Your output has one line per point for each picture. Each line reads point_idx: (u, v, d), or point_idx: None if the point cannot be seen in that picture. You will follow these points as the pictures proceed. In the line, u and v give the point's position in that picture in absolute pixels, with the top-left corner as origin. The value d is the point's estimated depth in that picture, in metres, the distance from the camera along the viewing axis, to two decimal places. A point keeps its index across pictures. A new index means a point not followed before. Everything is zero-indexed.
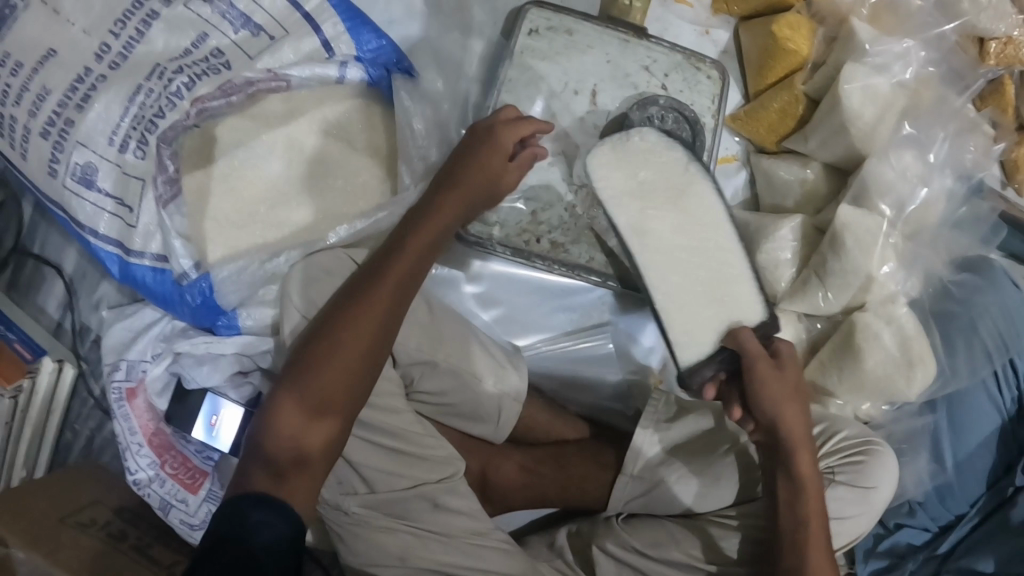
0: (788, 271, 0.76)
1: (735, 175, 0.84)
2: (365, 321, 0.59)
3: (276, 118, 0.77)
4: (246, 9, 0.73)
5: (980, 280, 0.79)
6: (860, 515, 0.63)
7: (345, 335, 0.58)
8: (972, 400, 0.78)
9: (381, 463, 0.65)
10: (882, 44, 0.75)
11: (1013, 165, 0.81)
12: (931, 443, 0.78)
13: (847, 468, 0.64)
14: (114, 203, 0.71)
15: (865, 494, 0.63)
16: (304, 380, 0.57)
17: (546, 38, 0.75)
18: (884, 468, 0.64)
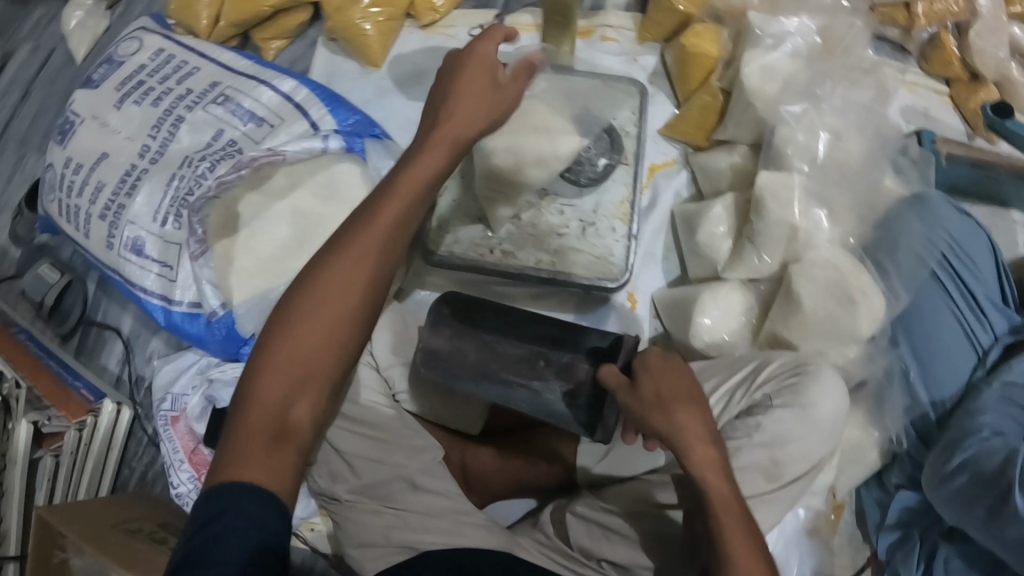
0: (724, 244, 0.84)
1: (678, 175, 0.93)
2: (344, 289, 0.56)
3: (281, 190, 0.94)
4: (250, 107, 0.96)
5: (914, 211, 0.83)
6: (804, 435, 0.70)
7: (321, 302, 0.56)
8: (926, 319, 0.82)
9: (363, 448, 0.74)
10: (773, 26, 0.85)
11: (972, 114, 1.03)
12: (903, 383, 0.83)
13: (785, 393, 0.71)
14: (159, 266, 0.92)
15: (806, 411, 0.70)
16: (283, 340, 0.55)
17: None
18: (819, 387, 0.71)
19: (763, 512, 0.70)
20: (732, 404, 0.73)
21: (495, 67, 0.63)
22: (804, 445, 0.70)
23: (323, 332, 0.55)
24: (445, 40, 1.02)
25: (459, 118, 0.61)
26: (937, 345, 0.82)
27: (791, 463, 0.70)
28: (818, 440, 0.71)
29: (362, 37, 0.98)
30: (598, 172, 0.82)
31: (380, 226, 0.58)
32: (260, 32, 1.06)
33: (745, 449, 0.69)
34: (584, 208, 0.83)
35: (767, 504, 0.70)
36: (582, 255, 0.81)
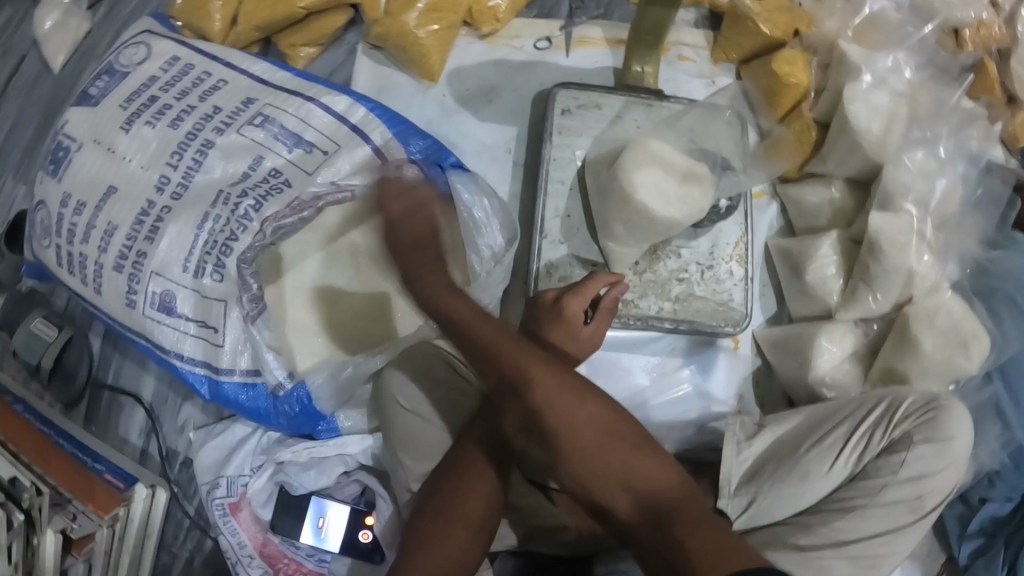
0: (836, 284, 0.81)
1: (767, 209, 0.90)
2: (483, 465, 0.64)
3: (337, 228, 0.83)
4: (297, 129, 0.82)
5: (1008, 250, 0.84)
6: (941, 469, 0.70)
7: (451, 519, 0.61)
8: None
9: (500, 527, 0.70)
10: (872, 63, 0.83)
11: (1012, 138, 0.91)
12: (994, 413, 0.85)
13: (923, 429, 0.71)
14: (197, 324, 0.78)
15: (945, 446, 0.70)
16: (416, 555, 0.59)
17: (578, 116, 0.80)
18: (955, 421, 0.71)
19: (901, 546, 0.69)
20: (872, 443, 0.72)
21: (581, 323, 0.63)
22: (942, 479, 0.71)
23: (451, 551, 0.59)
24: (510, 53, 0.90)
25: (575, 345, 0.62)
26: None
27: (933, 495, 0.70)
28: (952, 473, 0.71)
29: (417, 44, 0.86)
30: (720, 215, 0.77)
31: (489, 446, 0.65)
32: (287, 37, 0.91)
33: (891, 487, 0.70)
34: (699, 250, 0.77)
35: (906, 537, 0.70)
36: (703, 304, 0.75)
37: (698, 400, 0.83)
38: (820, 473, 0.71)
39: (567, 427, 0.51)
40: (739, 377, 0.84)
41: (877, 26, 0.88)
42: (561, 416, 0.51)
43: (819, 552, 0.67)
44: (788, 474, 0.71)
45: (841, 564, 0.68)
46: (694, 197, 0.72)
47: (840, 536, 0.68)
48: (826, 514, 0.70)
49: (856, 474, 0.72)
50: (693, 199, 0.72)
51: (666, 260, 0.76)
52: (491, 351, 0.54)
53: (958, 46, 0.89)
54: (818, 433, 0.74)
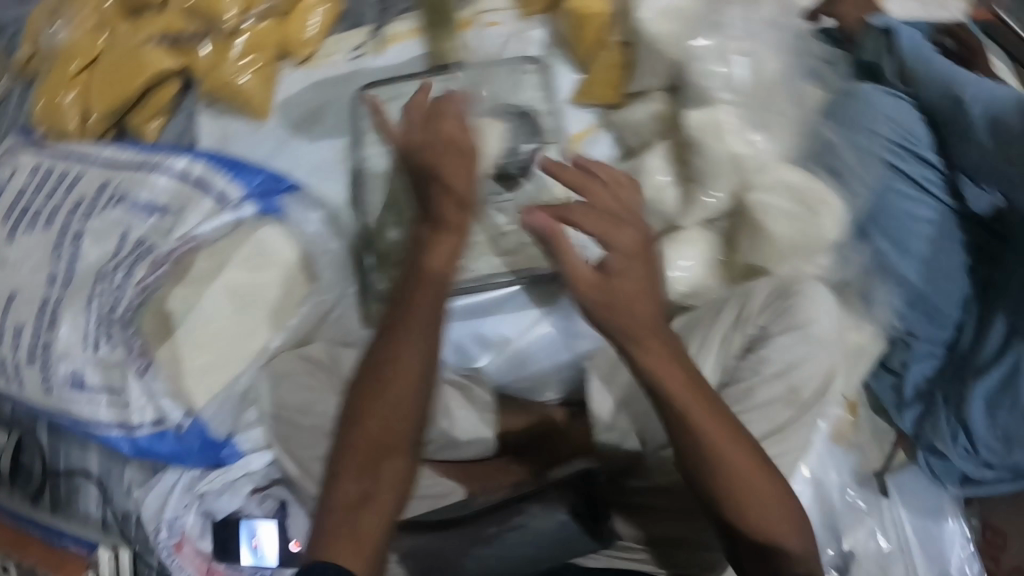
0: (672, 191, 0.81)
1: (600, 141, 0.88)
2: (406, 375, 0.69)
3: (207, 275, 0.87)
4: (149, 198, 0.89)
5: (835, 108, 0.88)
6: (806, 355, 0.71)
7: (380, 415, 0.67)
8: (893, 208, 0.86)
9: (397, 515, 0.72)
10: None
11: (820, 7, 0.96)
12: (882, 267, 0.86)
13: (779, 320, 0.73)
14: (107, 393, 0.86)
15: (804, 330, 0.72)
16: (356, 425, 0.67)
17: (388, 111, 0.84)
18: (811, 305, 0.73)
19: (794, 439, 0.69)
20: (732, 341, 0.75)
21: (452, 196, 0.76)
22: (818, 362, 0.71)
23: (390, 419, 0.67)
24: (331, 71, 0.96)
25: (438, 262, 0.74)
26: (903, 222, 0.85)
27: (810, 383, 0.70)
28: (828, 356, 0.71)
29: (242, 91, 0.93)
30: (526, 159, 0.79)
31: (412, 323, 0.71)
32: (135, 117, 0.98)
33: (761, 387, 0.70)
34: (522, 199, 0.80)
35: (797, 429, 0.70)
36: (540, 250, 0.79)
37: (567, 341, 0.80)
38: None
39: (678, 395, 0.61)
40: None
41: None
42: (689, 412, 0.61)
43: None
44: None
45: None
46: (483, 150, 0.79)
47: None
48: None
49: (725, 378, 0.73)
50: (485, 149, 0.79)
51: (491, 218, 0.79)
52: (625, 335, 0.61)
53: None
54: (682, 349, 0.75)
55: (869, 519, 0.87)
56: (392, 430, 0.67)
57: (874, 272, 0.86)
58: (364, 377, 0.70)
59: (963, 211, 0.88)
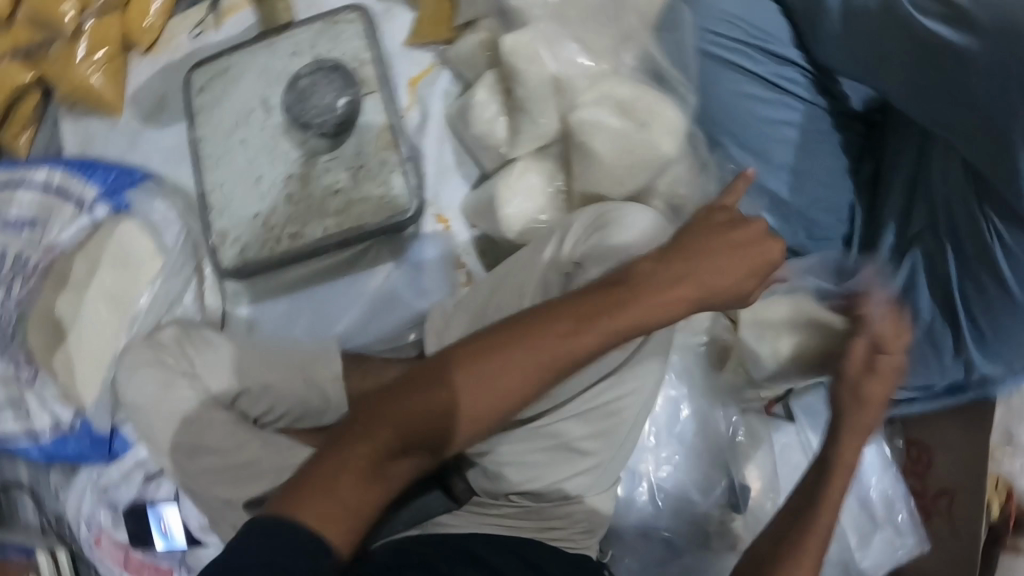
0: (501, 123, 0.76)
1: (440, 78, 0.84)
2: (582, 333, 0.54)
3: (84, 279, 0.90)
4: (18, 215, 0.89)
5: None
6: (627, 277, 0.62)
7: (462, 372, 0.52)
8: (747, 108, 0.74)
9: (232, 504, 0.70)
10: None
11: None
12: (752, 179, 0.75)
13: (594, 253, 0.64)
14: (9, 409, 0.87)
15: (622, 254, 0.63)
16: (422, 386, 0.52)
17: (212, 88, 0.82)
18: (625, 224, 0.65)
19: (629, 374, 0.68)
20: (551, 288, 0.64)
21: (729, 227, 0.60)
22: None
23: (434, 416, 0.51)
24: (172, 56, 0.94)
25: (714, 277, 0.58)
26: (763, 121, 0.74)
27: None
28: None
29: (93, 91, 0.92)
30: (341, 117, 0.75)
31: (628, 314, 0.55)
32: (3, 134, 0.97)
33: None
34: (346, 154, 0.76)
35: (630, 363, 0.68)
36: (364, 204, 0.75)
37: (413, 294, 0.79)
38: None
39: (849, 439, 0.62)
40: (451, 262, 0.79)
41: None
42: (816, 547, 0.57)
43: (543, 421, 0.68)
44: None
45: (574, 423, 0.68)
46: (293, 116, 0.77)
47: (553, 394, 0.67)
48: None
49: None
50: (291, 116, 0.77)
51: (314, 181, 0.76)
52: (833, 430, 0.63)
53: None
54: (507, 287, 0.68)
55: (761, 446, 0.81)
56: (471, 398, 0.52)
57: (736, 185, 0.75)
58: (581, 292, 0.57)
59: (836, 106, 0.77)
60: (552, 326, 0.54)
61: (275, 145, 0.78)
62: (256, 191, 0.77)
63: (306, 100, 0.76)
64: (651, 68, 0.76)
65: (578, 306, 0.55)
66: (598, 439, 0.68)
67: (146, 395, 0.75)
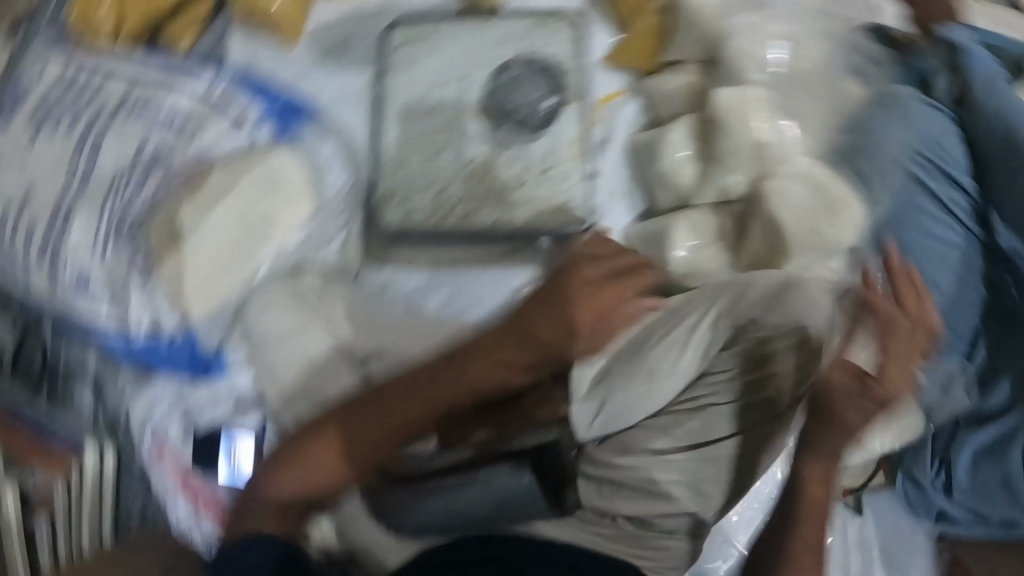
0: (690, 168, 0.81)
1: (625, 108, 0.87)
2: (546, 348, 0.62)
3: (217, 195, 0.85)
4: (171, 110, 0.88)
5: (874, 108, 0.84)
6: (801, 348, 0.71)
7: (380, 407, 0.64)
8: (915, 218, 0.81)
9: None
10: None
11: None
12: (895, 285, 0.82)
13: (777, 313, 0.71)
14: (109, 297, 0.87)
15: (797, 325, 0.71)
16: (368, 409, 0.63)
17: (414, 49, 0.82)
18: (807, 301, 0.71)
19: (764, 434, 0.71)
20: (719, 332, 0.72)
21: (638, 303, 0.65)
22: (796, 362, 0.71)
23: (413, 405, 0.63)
24: (365, 4, 0.95)
25: (598, 322, 0.62)
26: (923, 239, 0.80)
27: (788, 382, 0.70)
28: (807, 355, 0.71)
29: (273, 14, 0.92)
30: (543, 119, 0.78)
31: (579, 323, 0.61)
32: (170, 26, 0.97)
33: (739, 379, 0.72)
34: (532, 155, 0.77)
35: (768, 424, 0.71)
36: (543, 205, 0.76)
37: None
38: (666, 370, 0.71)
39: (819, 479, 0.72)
40: None
41: None
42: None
43: (678, 454, 0.71)
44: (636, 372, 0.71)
45: (703, 465, 0.71)
46: (495, 104, 0.78)
47: (695, 435, 0.71)
48: (677, 416, 0.72)
49: (702, 371, 0.72)
50: (495, 101, 0.78)
51: (500, 171, 0.77)
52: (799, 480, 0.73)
53: None
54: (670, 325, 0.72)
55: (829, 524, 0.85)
56: (447, 391, 0.63)
57: (883, 285, 0.82)
58: (502, 324, 0.65)
59: (990, 244, 0.83)
60: (583, 292, 0.62)
61: (468, 124, 0.79)
62: (438, 162, 0.78)
63: (516, 92, 0.78)
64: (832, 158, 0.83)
65: (599, 286, 0.62)
66: (720, 483, 0.71)
67: (283, 326, 0.75)
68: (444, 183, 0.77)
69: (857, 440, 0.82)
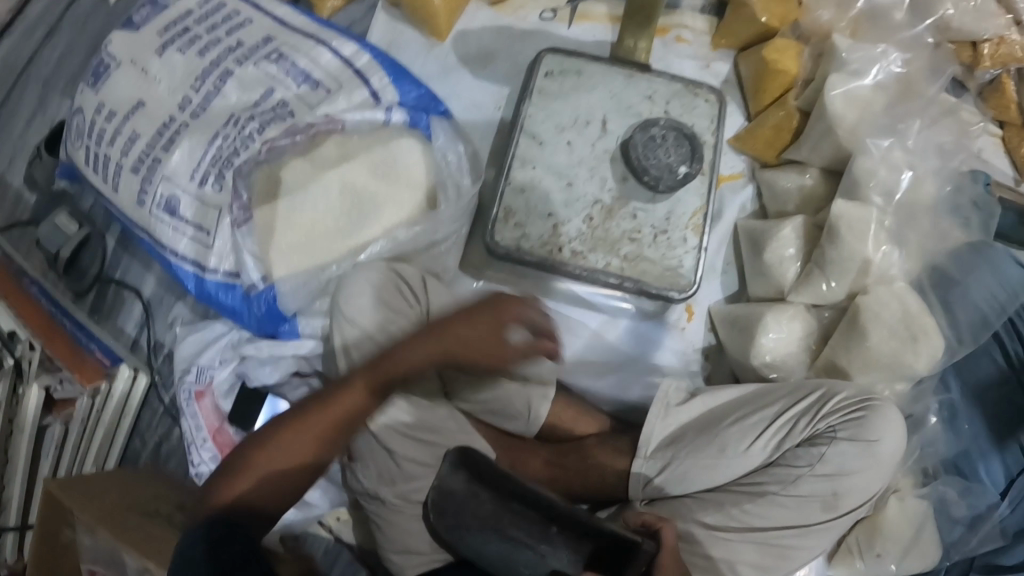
0: (792, 267, 0.84)
1: (743, 190, 0.91)
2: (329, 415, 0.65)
3: (329, 161, 0.86)
4: (306, 67, 0.88)
5: (977, 258, 0.85)
6: (864, 466, 0.72)
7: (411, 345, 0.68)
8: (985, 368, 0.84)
9: (412, 452, 0.73)
10: (857, 53, 0.85)
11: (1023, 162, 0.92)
12: (949, 423, 0.84)
13: (848, 426, 0.73)
14: (195, 229, 0.86)
15: (870, 446, 0.72)
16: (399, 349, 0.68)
17: (560, 80, 0.83)
18: (883, 422, 0.72)
19: (815, 541, 0.72)
20: (795, 432, 0.74)
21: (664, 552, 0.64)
22: (863, 479, 0.72)
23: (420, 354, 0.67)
24: (514, 22, 0.95)
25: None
26: None
27: (851, 496, 0.72)
28: (875, 477, 0.72)
29: (428, 7, 0.90)
30: (677, 180, 0.78)
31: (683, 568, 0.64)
32: None
33: (805, 479, 0.72)
34: (656, 215, 0.80)
35: (820, 532, 0.72)
36: (652, 265, 0.78)
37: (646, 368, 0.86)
38: (736, 451, 0.74)
39: None
40: (687, 352, 0.87)
41: (877, 22, 0.89)
42: None
43: (727, 533, 0.71)
44: (706, 447, 0.74)
45: (748, 549, 0.71)
46: (627, 156, 0.79)
47: (747, 521, 0.71)
48: (735, 496, 0.72)
49: (772, 461, 0.74)
50: (627, 153, 0.79)
51: (617, 222, 0.79)
52: None
53: (974, 59, 0.90)
54: (739, 414, 0.76)
55: None
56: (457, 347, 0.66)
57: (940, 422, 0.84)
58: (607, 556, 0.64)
59: None
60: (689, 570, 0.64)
61: (599, 167, 0.80)
62: (558, 195, 0.79)
63: (650, 151, 0.79)
64: (926, 290, 0.85)
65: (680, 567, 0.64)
66: (758, 573, 0.71)
67: (367, 313, 0.74)
68: (562, 214, 0.79)
69: (875, 558, 0.79)
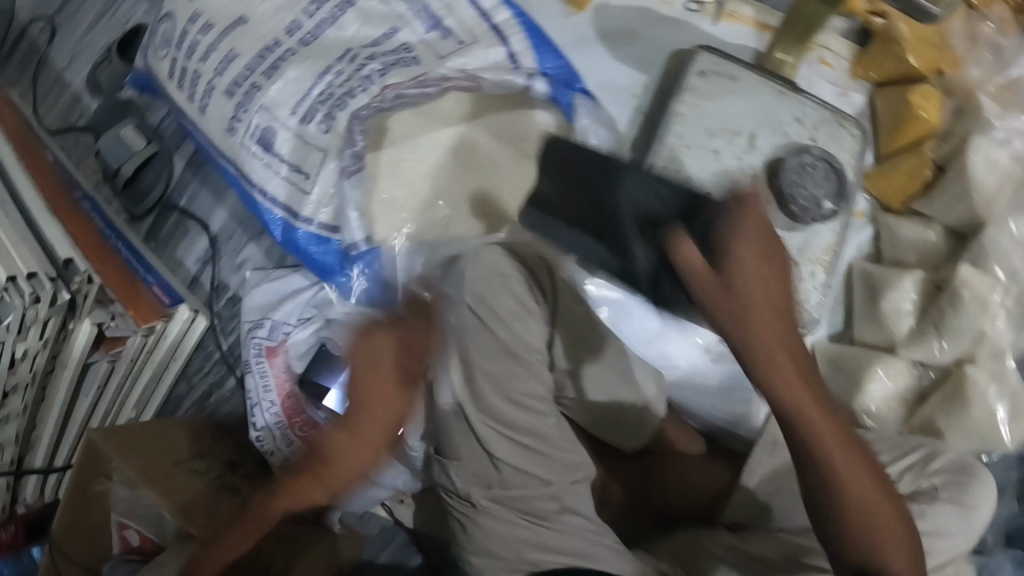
0: (907, 321, 0.81)
1: (862, 229, 0.89)
2: None
3: (450, 116, 0.82)
4: (438, 13, 0.81)
5: None
6: (960, 534, 0.70)
7: None
8: None
9: (511, 454, 0.68)
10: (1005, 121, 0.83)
11: None
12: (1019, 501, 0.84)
13: (951, 489, 0.71)
14: (290, 168, 0.78)
15: (967, 511, 0.70)
16: None
17: (714, 82, 0.79)
18: (982, 492, 0.71)
19: None
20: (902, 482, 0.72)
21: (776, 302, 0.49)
22: (955, 543, 0.69)
23: None
24: (659, 4, 0.89)
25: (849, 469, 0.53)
26: None
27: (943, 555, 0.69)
28: (965, 542, 0.70)
29: None
30: (822, 216, 0.75)
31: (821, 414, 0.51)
32: None
33: None
34: (790, 243, 0.77)
35: None
36: None
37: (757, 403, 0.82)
38: None
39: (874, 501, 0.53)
40: None
41: None
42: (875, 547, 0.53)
43: None
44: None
45: None
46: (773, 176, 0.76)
47: None
48: None
49: None
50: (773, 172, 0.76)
51: None
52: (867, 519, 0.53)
53: None
54: None
55: None
56: None
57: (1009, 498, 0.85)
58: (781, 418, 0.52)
59: None
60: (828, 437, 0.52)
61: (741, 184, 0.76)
62: None
63: (801, 178, 0.75)
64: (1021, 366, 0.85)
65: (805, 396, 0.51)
66: None
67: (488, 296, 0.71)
68: None
69: None
